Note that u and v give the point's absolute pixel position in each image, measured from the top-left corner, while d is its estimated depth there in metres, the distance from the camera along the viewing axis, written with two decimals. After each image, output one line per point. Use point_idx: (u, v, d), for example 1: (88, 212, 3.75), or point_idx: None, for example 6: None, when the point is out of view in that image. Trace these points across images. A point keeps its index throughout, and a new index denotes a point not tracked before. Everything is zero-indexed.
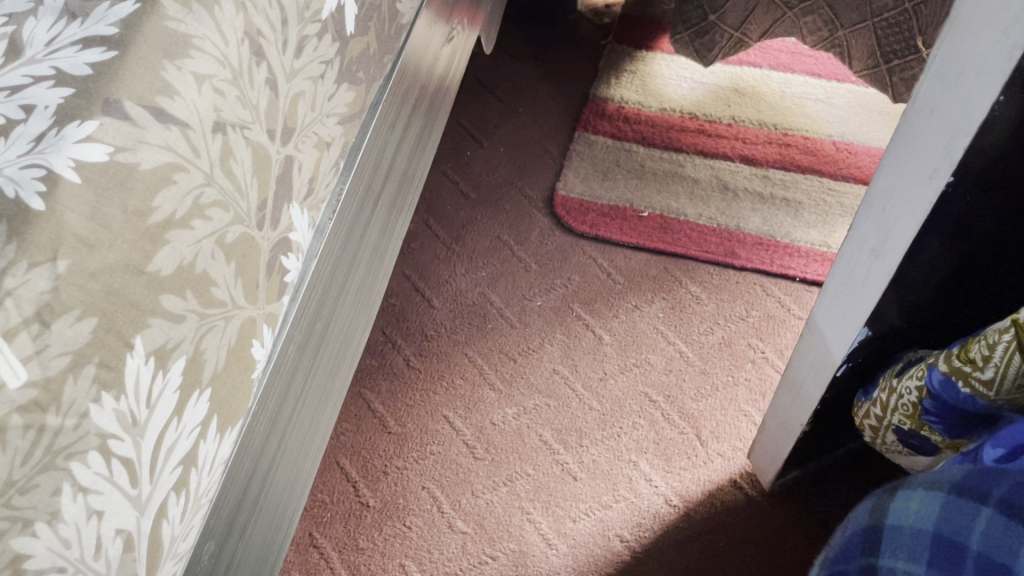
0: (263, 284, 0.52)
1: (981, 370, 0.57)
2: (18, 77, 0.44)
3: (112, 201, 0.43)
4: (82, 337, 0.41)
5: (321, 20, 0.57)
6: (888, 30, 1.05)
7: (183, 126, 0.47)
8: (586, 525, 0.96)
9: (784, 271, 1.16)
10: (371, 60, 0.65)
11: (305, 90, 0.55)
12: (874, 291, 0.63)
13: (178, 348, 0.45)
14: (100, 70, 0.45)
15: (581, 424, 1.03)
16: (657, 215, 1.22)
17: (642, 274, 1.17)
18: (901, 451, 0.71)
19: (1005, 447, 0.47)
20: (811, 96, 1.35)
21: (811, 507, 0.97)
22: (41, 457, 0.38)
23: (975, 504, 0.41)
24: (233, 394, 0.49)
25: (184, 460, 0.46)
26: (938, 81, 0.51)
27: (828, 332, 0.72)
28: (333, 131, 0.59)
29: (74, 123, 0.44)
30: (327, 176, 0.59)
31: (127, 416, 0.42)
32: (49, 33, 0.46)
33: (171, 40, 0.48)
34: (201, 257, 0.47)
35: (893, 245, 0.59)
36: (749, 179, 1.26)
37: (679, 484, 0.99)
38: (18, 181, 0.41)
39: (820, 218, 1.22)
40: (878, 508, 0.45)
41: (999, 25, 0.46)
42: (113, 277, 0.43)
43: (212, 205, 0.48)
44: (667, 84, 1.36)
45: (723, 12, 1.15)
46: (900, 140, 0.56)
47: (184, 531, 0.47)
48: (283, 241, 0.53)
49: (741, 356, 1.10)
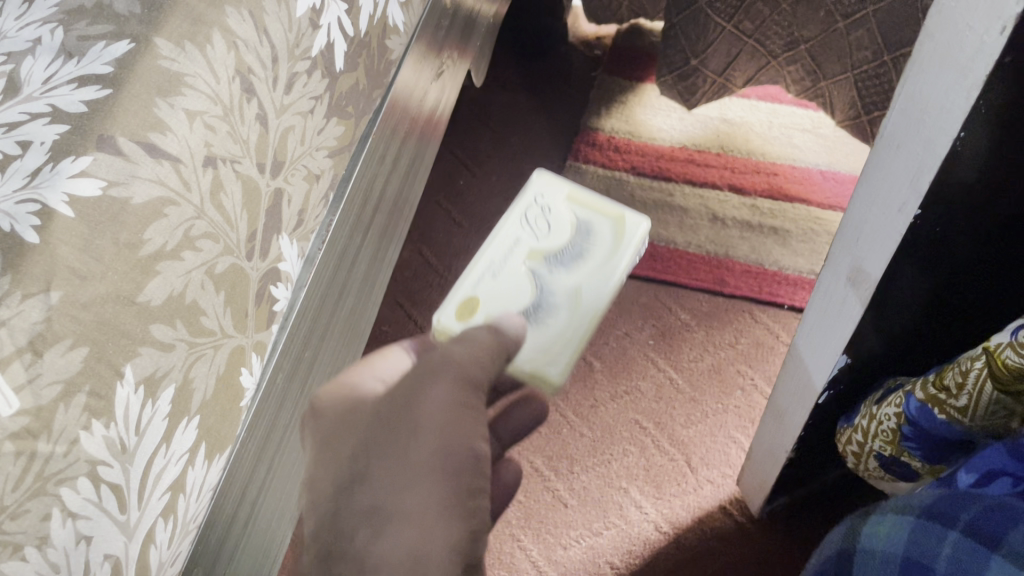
0: (252, 314, 0.53)
1: (955, 398, 0.58)
2: (16, 114, 0.45)
3: (105, 234, 0.45)
4: (73, 366, 0.42)
5: (311, 57, 0.58)
6: (868, 83, 1.05)
7: (174, 161, 0.48)
8: (576, 552, 0.98)
9: (773, 298, 1.18)
10: (361, 94, 0.66)
11: (294, 125, 0.57)
12: (851, 319, 0.65)
13: (168, 376, 0.46)
14: (95, 108, 0.47)
15: (572, 450, 1.05)
16: (647, 244, 1.24)
17: (632, 301, 1.18)
18: (883, 476, 0.72)
19: (979, 472, 0.48)
20: (799, 126, 1.36)
21: (799, 532, 0.97)
22: (31, 483, 0.40)
23: (943, 526, 0.42)
24: (220, 422, 0.51)
25: (171, 486, 0.47)
26: (904, 117, 0.52)
27: (809, 359, 0.73)
28: (322, 163, 0.61)
29: (69, 158, 0.45)
30: (317, 208, 0.61)
31: (116, 443, 0.43)
32: (47, 71, 0.47)
33: (164, 78, 0.50)
34: (191, 287, 0.48)
35: (865, 276, 0.61)
36: (737, 209, 1.28)
37: (668, 510, 1.01)
38: (13, 215, 0.43)
39: (808, 247, 1.23)
40: (851, 531, 0.47)
41: (957, 63, 0.47)
42: (104, 307, 0.44)
43: (202, 237, 0.49)
44: (655, 116, 1.39)
45: (705, 57, 1.17)
46: (871, 173, 0.57)
47: (171, 556, 0.49)
48: (272, 271, 0.55)
49: (732, 383, 1.11)
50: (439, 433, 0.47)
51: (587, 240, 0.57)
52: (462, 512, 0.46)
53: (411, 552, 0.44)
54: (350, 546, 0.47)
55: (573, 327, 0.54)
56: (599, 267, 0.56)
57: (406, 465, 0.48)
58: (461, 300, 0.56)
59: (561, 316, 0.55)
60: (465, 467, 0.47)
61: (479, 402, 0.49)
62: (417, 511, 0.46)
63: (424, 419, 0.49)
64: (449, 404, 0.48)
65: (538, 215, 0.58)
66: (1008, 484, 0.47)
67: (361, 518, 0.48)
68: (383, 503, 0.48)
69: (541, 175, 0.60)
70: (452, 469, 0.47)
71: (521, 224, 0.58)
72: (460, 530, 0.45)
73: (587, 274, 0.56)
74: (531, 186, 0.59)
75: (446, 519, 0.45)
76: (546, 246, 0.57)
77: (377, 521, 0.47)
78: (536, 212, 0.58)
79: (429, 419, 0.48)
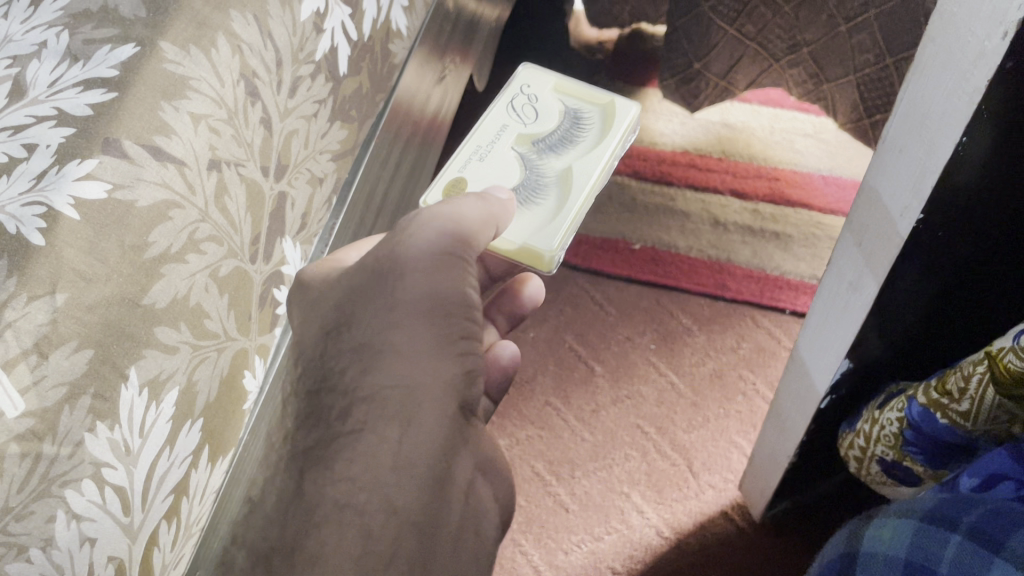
0: (255, 317, 0.54)
1: (958, 402, 0.58)
2: (22, 117, 0.45)
3: (110, 237, 0.45)
4: (78, 368, 0.42)
5: (315, 61, 0.59)
6: (870, 85, 1.02)
7: (179, 164, 0.48)
8: (578, 557, 0.98)
9: (774, 303, 1.18)
10: (364, 98, 0.66)
11: (298, 129, 0.57)
12: (853, 323, 0.65)
13: (172, 379, 0.46)
14: (100, 111, 0.47)
15: (573, 455, 1.05)
16: (649, 248, 1.24)
17: (634, 305, 1.18)
18: (885, 481, 0.72)
19: (982, 477, 0.48)
20: (801, 131, 1.36)
21: (801, 537, 0.97)
22: (36, 484, 0.40)
23: (947, 530, 0.42)
24: (224, 424, 0.51)
25: (175, 489, 0.47)
26: (906, 122, 0.52)
27: (811, 363, 0.73)
28: (326, 167, 0.61)
29: (74, 161, 0.45)
30: (320, 211, 0.61)
31: (120, 445, 0.43)
32: (52, 74, 0.47)
33: (169, 81, 0.49)
34: (195, 290, 0.48)
35: (867, 280, 0.61)
36: (739, 214, 1.28)
37: (669, 515, 1.01)
38: (19, 217, 0.43)
39: (810, 252, 1.23)
40: (854, 535, 0.47)
41: (960, 68, 0.47)
42: (109, 310, 0.44)
43: (207, 240, 0.49)
44: (657, 121, 1.39)
45: (708, 61, 1.17)
46: (872, 177, 0.57)
47: (175, 559, 0.49)
48: (276, 274, 0.56)
49: (734, 389, 1.11)
50: (426, 276, 0.54)
51: (570, 121, 0.70)
52: (455, 347, 0.53)
53: (401, 382, 0.51)
54: (341, 380, 0.51)
55: (554, 196, 0.65)
56: (583, 142, 0.68)
57: (396, 308, 0.53)
58: (450, 181, 0.67)
59: (544, 187, 0.66)
60: (456, 307, 0.54)
61: (464, 253, 0.56)
62: (404, 350, 0.52)
63: (413, 265, 0.54)
64: (433, 250, 0.55)
65: (523, 104, 0.71)
66: (1011, 487, 0.46)
67: (350, 357, 0.52)
68: (371, 340, 0.52)
69: (525, 72, 0.73)
70: (439, 304, 0.53)
71: (509, 113, 0.70)
72: (453, 365, 0.53)
73: (570, 155, 0.67)
74: (518, 82, 0.72)
75: (439, 356, 0.52)
76: (533, 130, 0.69)
77: (367, 359, 0.52)
78: (522, 103, 0.71)
79: (417, 264, 0.54)
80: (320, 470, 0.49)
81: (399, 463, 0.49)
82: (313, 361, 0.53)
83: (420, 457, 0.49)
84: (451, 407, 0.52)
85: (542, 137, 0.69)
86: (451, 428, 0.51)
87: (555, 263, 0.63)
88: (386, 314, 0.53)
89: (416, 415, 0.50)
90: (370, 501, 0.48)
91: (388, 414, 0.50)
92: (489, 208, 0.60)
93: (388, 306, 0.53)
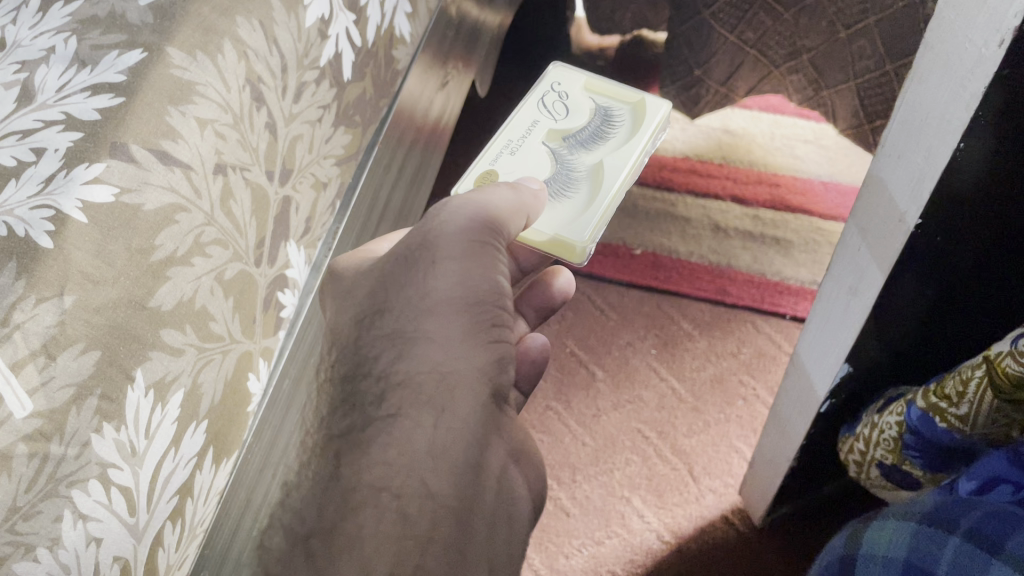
0: (259, 320, 0.54)
1: (956, 407, 0.59)
2: (30, 121, 0.46)
3: (117, 239, 0.46)
4: (86, 369, 0.43)
5: (319, 67, 0.59)
6: (871, 92, 1.02)
7: (186, 168, 0.49)
8: (578, 561, 0.98)
9: (775, 308, 1.18)
10: (368, 104, 0.67)
11: (303, 133, 0.58)
12: (852, 328, 0.65)
13: (177, 380, 0.47)
14: (108, 115, 0.47)
15: (574, 459, 1.06)
16: (650, 253, 1.24)
17: (634, 310, 1.19)
18: (884, 485, 0.72)
19: (980, 480, 0.49)
20: (802, 137, 1.37)
21: (802, 542, 0.98)
22: (44, 485, 0.40)
23: (945, 533, 0.42)
24: (228, 426, 0.52)
25: (180, 490, 0.48)
26: (904, 129, 0.53)
27: (810, 367, 0.74)
28: (330, 171, 0.62)
29: (82, 165, 0.45)
30: (324, 216, 0.62)
31: (126, 446, 0.44)
32: (61, 79, 0.47)
33: (176, 86, 0.50)
34: (200, 293, 0.49)
35: (866, 285, 0.62)
36: (739, 219, 1.28)
37: (670, 519, 1.01)
38: (28, 221, 0.43)
39: (810, 257, 1.24)
40: (853, 537, 0.48)
41: (957, 76, 0.47)
42: (116, 312, 0.45)
43: (212, 243, 0.50)
44: None
45: (708, 67, 1.17)
46: (871, 184, 0.58)
47: (180, 559, 0.49)
48: (280, 277, 0.56)
49: (734, 394, 1.11)
50: (459, 265, 0.55)
51: (601, 118, 0.70)
52: (485, 334, 0.55)
53: (436, 368, 0.52)
54: (375, 365, 0.51)
55: (584, 190, 0.65)
56: (615, 139, 0.68)
57: (428, 296, 0.54)
58: (480, 174, 0.68)
59: (574, 182, 0.66)
60: (488, 296, 0.56)
61: (496, 241, 0.58)
62: (438, 336, 0.53)
63: (446, 252, 0.56)
64: (466, 235, 0.56)
65: (555, 103, 0.71)
66: (1008, 491, 0.47)
67: (384, 342, 0.53)
68: (405, 329, 0.53)
69: (557, 70, 0.73)
70: (472, 291, 0.55)
71: (540, 110, 0.71)
72: (485, 353, 0.55)
73: (600, 151, 0.67)
74: (550, 79, 0.73)
75: (470, 344, 0.54)
76: (565, 126, 0.70)
77: (400, 344, 0.52)
78: (554, 101, 0.71)
79: (450, 251, 0.56)
80: (350, 456, 0.48)
81: (435, 449, 0.50)
82: (347, 347, 0.53)
83: (453, 443, 0.51)
84: (482, 394, 0.54)
85: (573, 134, 0.69)
86: (482, 415, 0.53)
87: (586, 255, 0.64)
88: (419, 301, 0.54)
89: (450, 402, 0.52)
90: (407, 483, 0.49)
91: (424, 398, 0.51)
92: (523, 198, 0.60)
93: (421, 294, 0.54)
